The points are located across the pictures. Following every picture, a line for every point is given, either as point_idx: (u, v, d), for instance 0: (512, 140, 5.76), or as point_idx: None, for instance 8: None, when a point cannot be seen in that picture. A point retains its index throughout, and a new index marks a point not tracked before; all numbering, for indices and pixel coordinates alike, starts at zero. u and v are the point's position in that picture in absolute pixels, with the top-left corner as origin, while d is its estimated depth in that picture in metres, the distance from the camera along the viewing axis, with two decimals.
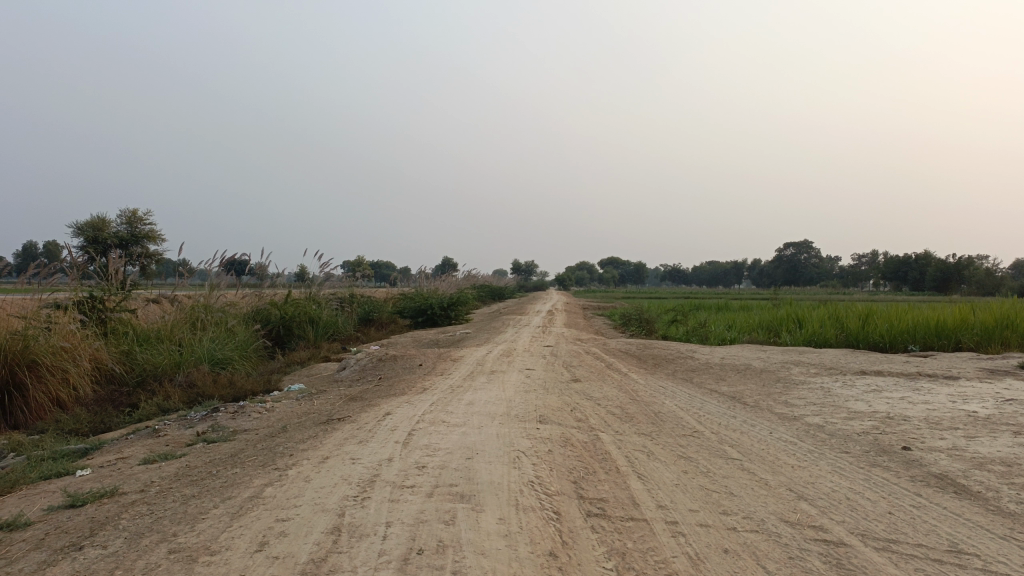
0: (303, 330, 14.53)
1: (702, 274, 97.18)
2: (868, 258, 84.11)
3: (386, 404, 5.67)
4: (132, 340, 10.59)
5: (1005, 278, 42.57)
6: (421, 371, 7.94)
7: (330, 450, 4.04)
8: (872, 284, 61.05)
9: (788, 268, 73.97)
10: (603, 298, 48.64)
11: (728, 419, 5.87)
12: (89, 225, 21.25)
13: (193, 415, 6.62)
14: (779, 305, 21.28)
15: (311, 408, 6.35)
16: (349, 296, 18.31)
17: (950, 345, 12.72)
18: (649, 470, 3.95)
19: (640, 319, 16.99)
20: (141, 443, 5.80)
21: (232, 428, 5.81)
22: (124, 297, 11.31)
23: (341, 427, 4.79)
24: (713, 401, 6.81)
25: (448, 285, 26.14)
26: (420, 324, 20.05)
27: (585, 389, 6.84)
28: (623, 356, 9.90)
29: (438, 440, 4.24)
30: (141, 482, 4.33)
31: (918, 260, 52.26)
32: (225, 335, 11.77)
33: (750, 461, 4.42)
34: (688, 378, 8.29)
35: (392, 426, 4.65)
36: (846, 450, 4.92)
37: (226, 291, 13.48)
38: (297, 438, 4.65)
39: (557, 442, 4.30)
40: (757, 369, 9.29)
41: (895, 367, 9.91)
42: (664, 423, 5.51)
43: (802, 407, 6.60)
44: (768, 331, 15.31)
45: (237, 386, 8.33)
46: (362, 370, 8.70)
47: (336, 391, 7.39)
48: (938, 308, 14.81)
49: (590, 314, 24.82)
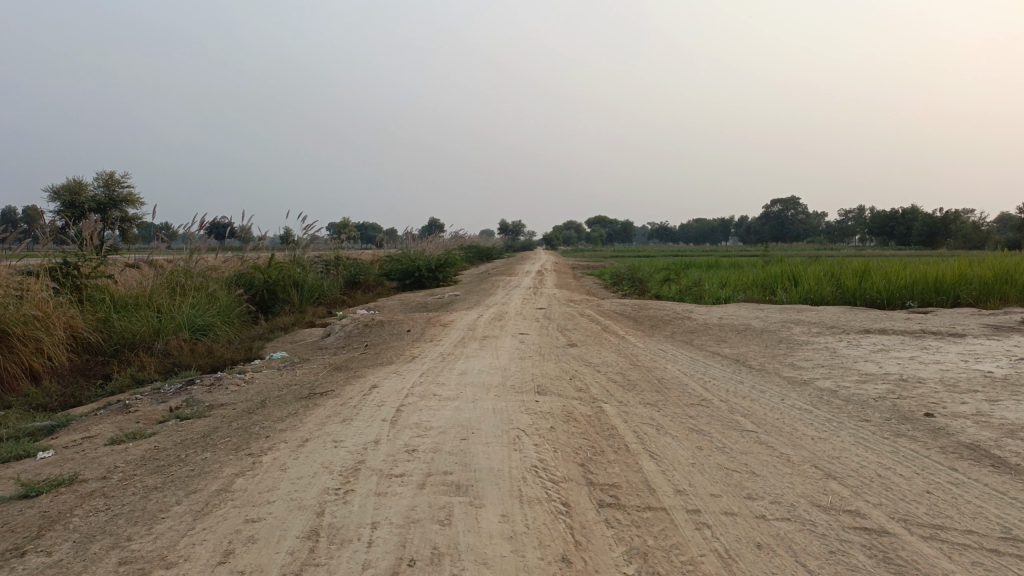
0: (288, 294, 14.08)
1: (690, 232, 96.95)
2: (855, 213, 84.00)
3: (372, 376, 5.29)
4: (109, 307, 10.09)
5: (993, 232, 42.51)
6: (410, 337, 7.54)
7: (312, 431, 3.67)
8: (859, 239, 61.00)
9: (775, 224, 73.79)
10: (592, 257, 48.28)
11: (736, 385, 5.53)
12: (64, 189, 20.49)
13: (168, 388, 6.22)
14: (771, 261, 20.96)
15: (292, 379, 5.96)
16: (334, 258, 17.82)
17: (949, 301, 12.46)
18: (661, 448, 3.59)
19: (631, 278, 16.63)
20: (109, 421, 5.40)
21: (208, 403, 5.42)
22: (99, 263, 10.80)
23: (323, 403, 4.40)
24: (716, 364, 6.48)
25: (435, 246, 25.67)
26: (407, 286, 19.70)
27: (583, 355, 6.48)
28: (618, 318, 9.54)
29: (430, 417, 3.87)
30: (103, 468, 3.94)
31: (905, 215, 52.08)
32: (205, 301, 11.30)
33: (767, 433, 4.09)
34: (688, 340, 7.94)
35: (379, 401, 4.27)
36: (866, 418, 4.60)
37: (206, 255, 12.98)
38: (276, 416, 4.27)
39: (559, 417, 3.93)
40: (757, 329, 8.97)
41: (897, 325, 9.62)
42: (669, 391, 5.17)
43: (810, 370, 6.28)
44: (763, 289, 14.99)
45: (216, 355, 7.93)
46: (348, 337, 8.29)
47: (320, 360, 6.99)
48: (936, 263, 14.50)
49: (579, 274, 24.45)
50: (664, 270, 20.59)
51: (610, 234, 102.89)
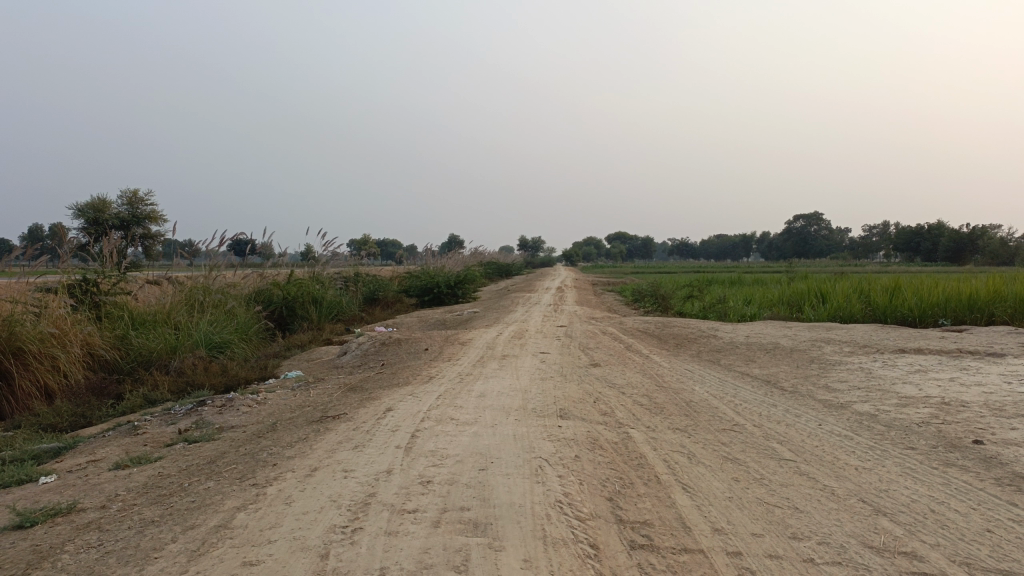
0: (306, 311, 13.95)
1: (710, 248, 96.28)
2: (878, 228, 83.08)
3: (387, 398, 5.08)
4: (127, 324, 9.98)
5: (1022, 247, 41.67)
6: (427, 356, 7.33)
7: (321, 458, 3.47)
8: (883, 255, 60.16)
9: (797, 240, 72.99)
10: (613, 273, 48.00)
11: (769, 409, 5.25)
12: (88, 207, 20.59)
13: (179, 409, 6.05)
14: (796, 278, 20.58)
15: (306, 400, 5.76)
16: (353, 274, 17.72)
17: (983, 318, 12.07)
18: (694, 479, 3.34)
19: (654, 295, 16.35)
20: (116, 443, 5.23)
21: (218, 425, 5.23)
22: (118, 279, 10.73)
23: (335, 427, 4.20)
24: (746, 386, 6.20)
25: (455, 263, 25.54)
26: (426, 302, 19.53)
27: (606, 375, 6.23)
28: (641, 336, 9.29)
29: (446, 444, 3.65)
30: (103, 496, 3.74)
31: (930, 230, 51.30)
32: (223, 318, 11.18)
33: (806, 463, 3.82)
34: (714, 359, 7.67)
35: (393, 426, 4.05)
36: (911, 445, 4.30)
37: (225, 271, 12.90)
38: (285, 441, 4.06)
39: (583, 444, 3.69)
40: (786, 348, 8.66)
41: (931, 344, 9.27)
42: (699, 415, 4.91)
43: (846, 392, 5.99)
44: (790, 306, 14.63)
45: (230, 375, 7.77)
46: (365, 356, 8.10)
47: (335, 380, 6.80)
48: (968, 279, 14.10)
49: (599, 290, 24.17)
50: (686, 286, 20.27)
51: (630, 251, 102.51)
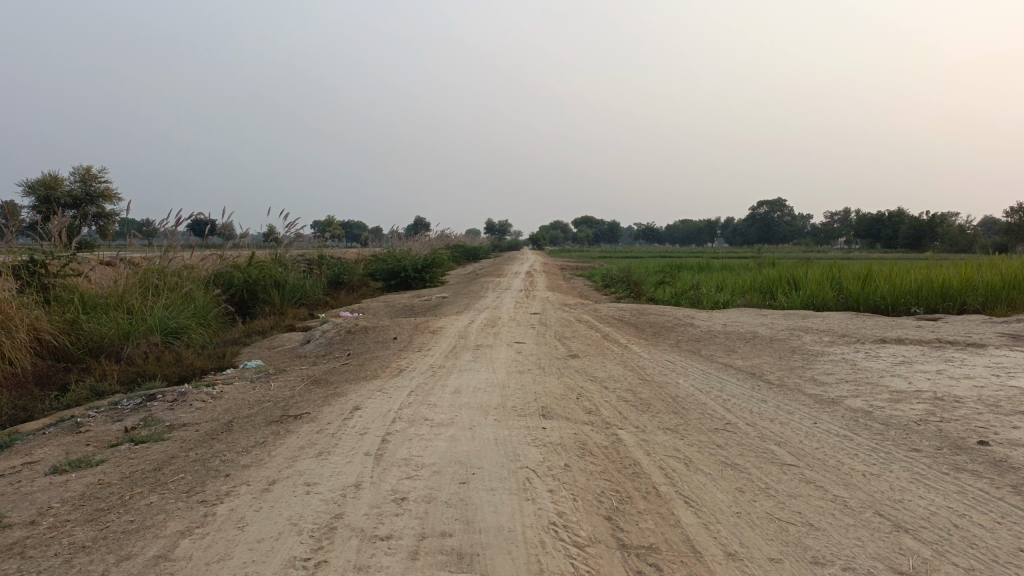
0: (268, 294, 13.41)
1: (676, 233, 96.78)
2: (841, 215, 84.29)
3: (354, 393, 4.70)
4: (78, 308, 9.36)
5: (979, 236, 42.38)
6: (396, 346, 6.94)
7: (281, 469, 3.09)
8: (845, 241, 60.91)
9: (761, 226, 73.58)
10: (580, 257, 47.87)
11: (760, 405, 4.97)
12: (39, 183, 19.66)
13: (126, 403, 5.59)
14: (765, 264, 20.49)
15: (265, 395, 5.35)
16: (317, 257, 17.17)
17: (955, 307, 11.99)
18: (696, 491, 3.04)
19: (625, 280, 16.08)
20: (55, 443, 4.76)
21: (168, 424, 4.80)
22: (68, 260, 10.11)
23: (296, 429, 3.81)
24: (732, 379, 5.94)
25: (422, 246, 25.07)
26: (392, 286, 19.06)
27: (586, 368, 5.91)
28: (618, 324, 9.00)
29: (420, 451, 3.28)
30: (33, 509, 3.31)
31: (892, 217, 51.95)
32: (180, 302, 10.64)
33: (810, 469, 3.54)
34: (694, 350, 7.40)
35: (362, 428, 3.68)
36: (914, 447, 4.05)
37: (183, 253, 12.31)
38: (240, 446, 3.66)
39: (572, 450, 3.36)
40: (765, 338, 8.43)
41: (909, 333, 9.12)
42: (688, 412, 4.62)
43: (835, 386, 5.76)
44: (762, 294, 14.45)
45: (185, 364, 7.31)
46: (329, 344, 7.67)
47: (296, 372, 6.37)
48: (940, 268, 14.04)
49: (568, 275, 23.89)
50: (656, 272, 20.08)
51: (597, 236, 102.65)
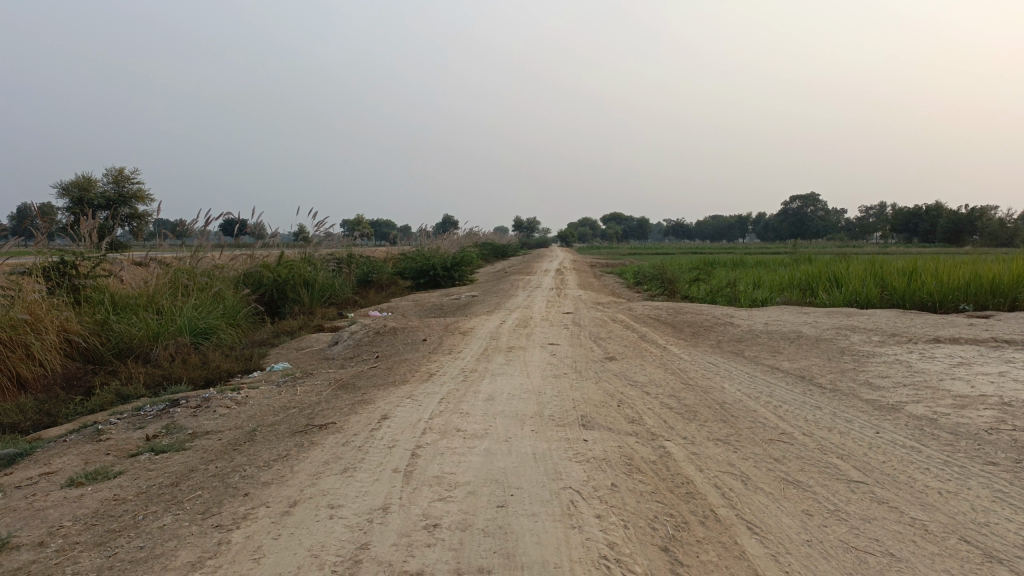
0: (297, 294, 13.28)
1: (707, 228, 95.67)
2: (876, 209, 82.74)
3: (383, 400, 4.46)
4: (108, 309, 9.23)
5: (1021, 230, 41.16)
6: (426, 348, 6.70)
7: (303, 488, 2.85)
8: (881, 236, 59.64)
9: (794, 220, 72.38)
10: (610, 253, 47.31)
11: (814, 412, 4.64)
12: (73, 184, 19.78)
13: (150, 409, 5.42)
14: (802, 260, 19.93)
15: (290, 401, 5.13)
16: (346, 256, 17.03)
17: (1007, 303, 11.46)
18: (759, 513, 2.74)
19: (659, 278, 15.69)
20: (75, 452, 4.58)
21: (190, 432, 4.61)
22: (98, 261, 10.03)
23: (322, 440, 3.57)
24: (780, 382, 5.61)
25: (451, 245, 24.87)
26: (422, 285, 18.89)
27: (625, 371, 5.62)
28: (654, 324, 8.68)
29: (453, 467, 3.03)
30: (44, 528, 3.10)
31: (929, 211, 50.68)
32: (209, 302, 10.53)
33: (880, 489, 3.23)
34: (737, 351, 7.06)
35: (390, 440, 3.44)
36: (990, 460, 3.71)
37: (212, 253, 12.22)
38: (261, 459, 3.43)
39: (618, 466, 3.08)
40: (810, 338, 8.05)
41: (962, 332, 8.67)
42: (739, 420, 4.31)
43: (892, 391, 5.41)
44: (802, 291, 13.97)
45: (212, 368, 7.15)
46: (358, 346, 7.45)
47: (324, 375, 6.16)
48: (989, 262, 13.47)
49: (599, 272, 23.55)
50: (688, 269, 19.64)
51: (627, 232, 101.90)
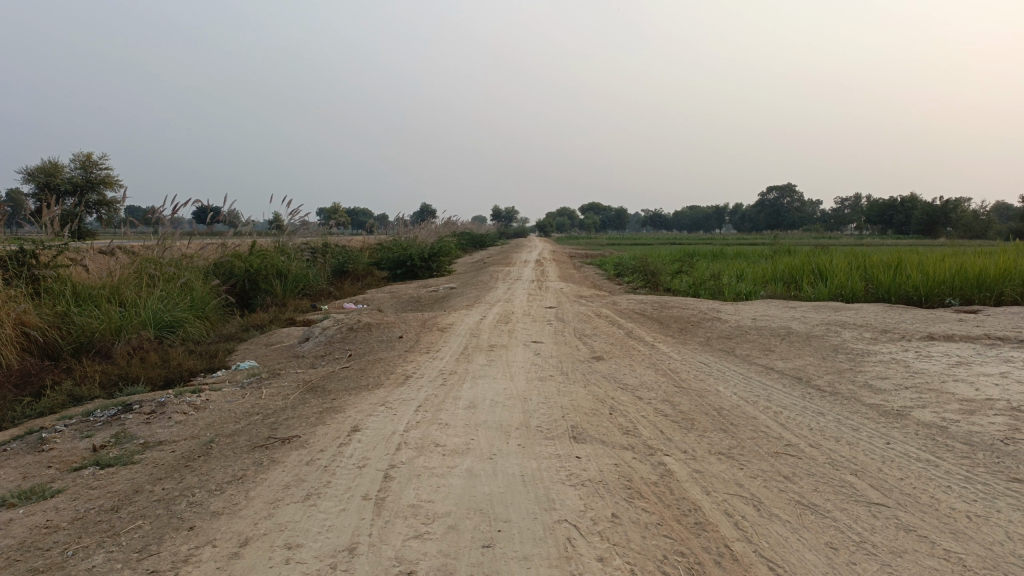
0: (270, 284, 12.80)
1: (684, 219, 95.84)
2: (851, 201, 83.39)
3: (354, 408, 4.08)
4: (69, 301, 8.69)
5: (994, 222, 41.52)
6: (402, 346, 6.32)
7: (259, 520, 2.47)
8: (856, 228, 60.01)
9: (770, 212, 72.64)
10: (587, 243, 47.00)
11: (817, 419, 4.34)
12: (38, 170, 18.95)
13: (100, 414, 4.98)
14: (782, 252, 19.75)
15: (254, 406, 4.73)
16: (321, 245, 16.54)
17: (992, 299, 11.30)
18: (780, 548, 2.42)
19: (641, 270, 15.39)
20: (13, 464, 4.15)
21: (141, 443, 4.20)
22: (59, 250, 9.42)
23: (284, 457, 3.19)
24: (776, 384, 5.31)
25: (428, 234, 24.43)
26: (398, 276, 18.47)
27: (613, 373, 5.28)
28: (640, 319, 8.37)
29: (432, 493, 2.67)
30: None
31: (904, 203, 51.03)
32: (176, 293, 10.04)
33: (905, 513, 2.91)
34: (728, 349, 6.76)
35: (361, 459, 3.06)
36: (1014, 476, 3.42)
37: (180, 243, 11.68)
38: (214, 480, 3.04)
39: (618, 491, 2.74)
40: (801, 334, 7.77)
41: (954, 328, 8.45)
42: (740, 430, 4.00)
43: (894, 394, 5.13)
44: (786, 284, 13.74)
45: (173, 367, 6.73)
46: (330, 343, 7.05)
47: (292, 376, 5.76)
48: (972, 256, 13.32)
49: (578, 263, 23.26)
50: (669, 261, 19.37)
51: (604, 222, 101.86)
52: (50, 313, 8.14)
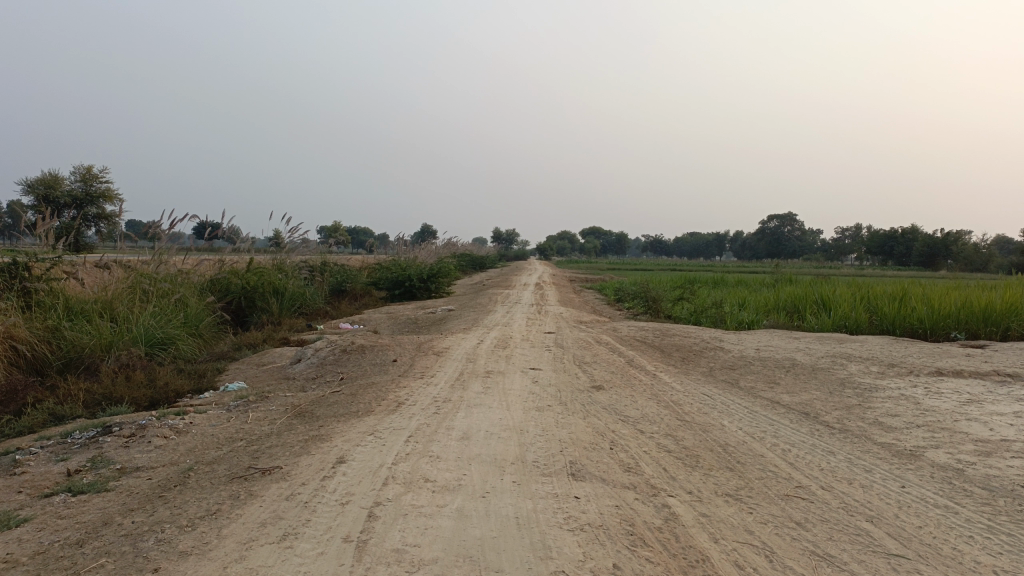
0: (266, 302, 12.61)
1: (684, 245, 95.90)
2: (852, 231, 83.54)
3: (342, 436, 3.87)
4: (61, 315, 8.49)
5: (995, 255, 41.46)
6: (396, 371, 6.12)
7: (229, 563, 2.27)
8: (857, 258, 59.98)
9: (771, 240, 72.65)
10: (587, 267, 46.88)
11: (827, 459, 4.14)
12: (38, 182, 18.90)
13: (79, 436, 4.77)
14: (784, 280, 19.60)
15: (239, 431, 4.53)
16: (319, 263, 16.37)
17: (999, 333, 11.12)
18: None
19: (642, 296, 15.21)
20: None
21: (118, 468, 3.99)
22: (53, 263, 9.22)
23: (262, 491, 2.99)
24: (783, 420, 5.11)
25: (428, 254, 24.30)
26: (397, 297, 18.29)
27: (614, 404, 5.08)
28: (641, 347, 8.18)
29: (419, 536, 2.47)
30: None
31: (905, 235, 51.04)
32: (170, 309, 9.85)
33: (928, 567, 2.71)
34: (731, 381, 6.56)
35: (345, 496, 2.86)
36: None
37: (177, 258, 11.50)
38: (187, 514, 2.84)
39: (619, 538, 2.54)
40: (806, 366, 7.58)
41: (962, 364, 8.25)
42: (748, 469, 3.79)
43: (906, 433, 4.93)
44: (789, 314, 13.57)
45: (160, 387, 6.52)
46: (322, 366, 6.85)
47: (281, 399, 5.55)
48: (977, 289, 13.17)
49: (579, 288, 23.10)
50: (670, 287, 19.18)
51: (605, 247, 101.90)
52: (40, 327, 7.93)
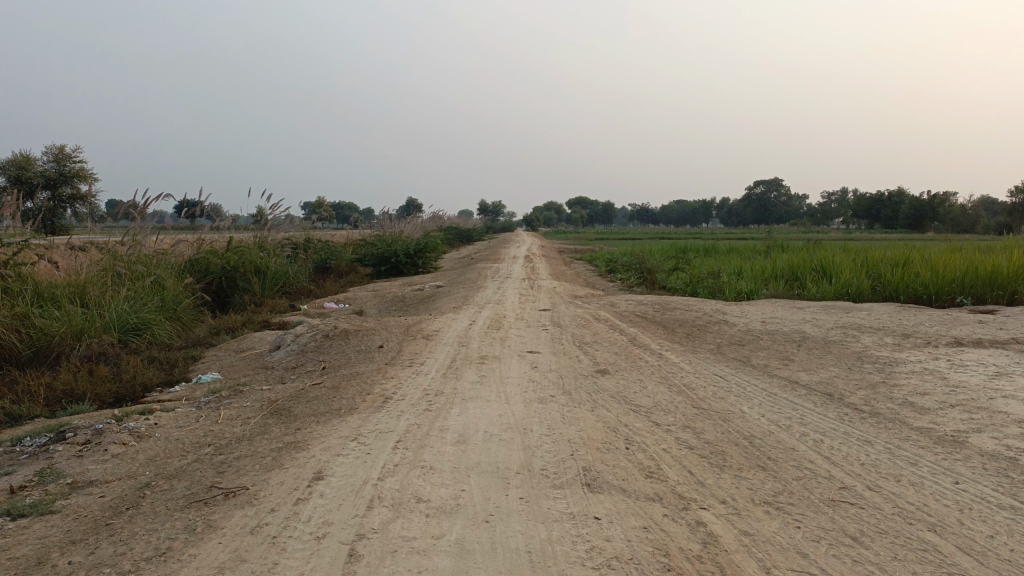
0: (248, 282, 12.03)
1: (671, 213, 95.39)
2: (838, 195, 83.37)
3: (322, 443, 3.40)
4: (29, 300, 7.90)
5: (983, 215, 41.23)
6: (382, 358, 5.64)
7: None
8: (844, 222, 59.76)
9: (758, 205, 72.27)
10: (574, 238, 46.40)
11: (866, 450, 3.71)
12: (9, 163, 18.02)
13: (30, 444, 4.27)
14: (780, 247, 19.17)
15: (206, 435, 4.05)
16: (303, 240, 15.78)
17: (1005, 297, 10.75)
18: None
19: (636, 268, 14.74)
20: None
21: (67, 483, 3.51)
22: (20, 248, 8.59)
23: (224, 520, 2.52)
24: (807, 403, 4.68)
25: (415, 229, 23.67)
26: (383, 273, 17.75)
27: (622, 391, 4.63)
28: (643, 323, 7.73)
29: None
30: None
31: (892, 198, 50.75)
32: (145, 292, 9.30)
33: None
34: (743, 359, 6.13)
35: (321, 527, 2.39)
36: None
37: (154, 237, 10.98)
38: (133, 554, 2.36)
39: None
40: (818, 340, 7.15)
41: (977, 332, 7.85)
42: (782, 467, 3.35)
43: (943, 414, 4.51)
44: (787, 282, 13.13)
45: (127, 381, 6.02)
46: (302, 353, 6.36)
47: (257, 394, 5.06)
48: (979, 252, 12.77)
49: (569, 259, 22.62)
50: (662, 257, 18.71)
51: (591, 216, 101.34)
52: (6, 315, 7.35)
